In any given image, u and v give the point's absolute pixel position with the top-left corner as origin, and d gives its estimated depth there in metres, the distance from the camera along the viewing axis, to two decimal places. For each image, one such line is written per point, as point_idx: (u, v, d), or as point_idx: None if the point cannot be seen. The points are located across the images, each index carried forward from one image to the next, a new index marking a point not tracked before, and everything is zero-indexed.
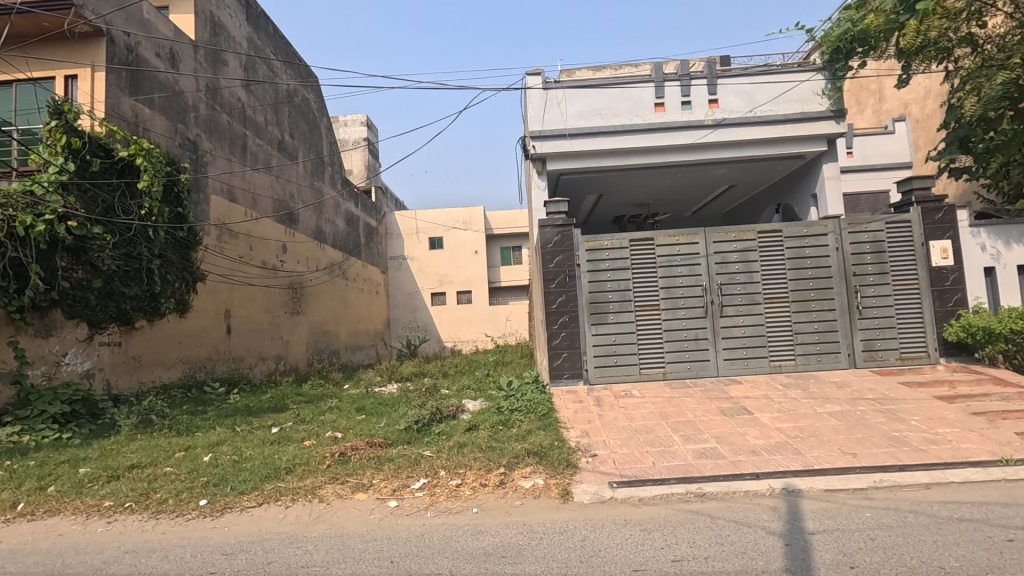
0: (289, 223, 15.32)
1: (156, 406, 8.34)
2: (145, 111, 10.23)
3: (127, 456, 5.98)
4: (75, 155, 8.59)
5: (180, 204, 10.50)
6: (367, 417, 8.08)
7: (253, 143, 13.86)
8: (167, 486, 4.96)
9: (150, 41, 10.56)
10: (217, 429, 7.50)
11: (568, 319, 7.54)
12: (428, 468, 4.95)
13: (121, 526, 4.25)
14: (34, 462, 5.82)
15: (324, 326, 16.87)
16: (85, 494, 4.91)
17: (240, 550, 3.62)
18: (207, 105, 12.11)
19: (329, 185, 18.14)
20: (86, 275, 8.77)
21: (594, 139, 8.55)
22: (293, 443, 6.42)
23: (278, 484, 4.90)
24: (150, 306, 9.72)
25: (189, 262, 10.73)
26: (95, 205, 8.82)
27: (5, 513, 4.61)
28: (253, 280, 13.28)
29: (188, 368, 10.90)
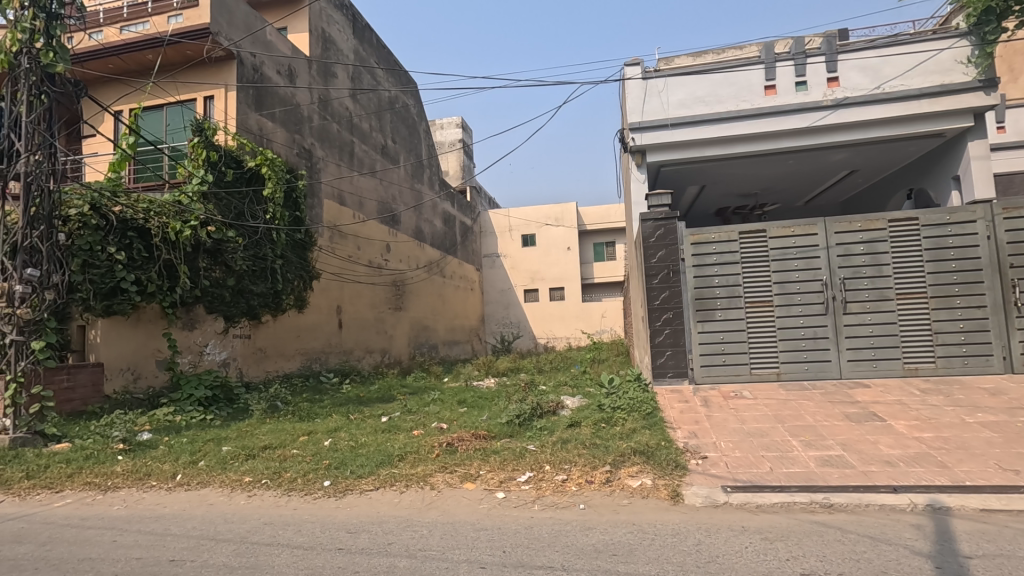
0: (392, 224, 16.16)
1: (281, 394, 9.16)
2: (268, 124, 11.24)
3: (259, 438, 6.61)
4: (213, 168, 9.65)
5: (298, 208, 11.46)
6: (468, 410, 8.35)
7: (360, 149, 14.76)
8: (296, 466, 5.43)
9: (272, 60, 11.56)
10: (333, 416, 8.10)
11: (671, 316, 7.28)
12: (533, 462, 5.02)
13: (260, 500, 4.71)
14: (186, 439, 6.62)
15: (424, 322, 17.62)
16: (228, 470, 5.50)
17: (363, 529, 3.87)
18: (320, 115, 13.07)
19: (428, 187, 18.88)
20: (222, 274, 9.77)
21: (697, 128, 8.18)
22: (402, 432, 6.76)
23: (392, 469, 5.20)
24: (274, 302, 10.73)
25: (306, 261, 11.68)
26: (229, 211, 9.85)
27: (167, 482, 5.30)
28: (360, 279, 14.18)
29: (306, 360, 11.89)
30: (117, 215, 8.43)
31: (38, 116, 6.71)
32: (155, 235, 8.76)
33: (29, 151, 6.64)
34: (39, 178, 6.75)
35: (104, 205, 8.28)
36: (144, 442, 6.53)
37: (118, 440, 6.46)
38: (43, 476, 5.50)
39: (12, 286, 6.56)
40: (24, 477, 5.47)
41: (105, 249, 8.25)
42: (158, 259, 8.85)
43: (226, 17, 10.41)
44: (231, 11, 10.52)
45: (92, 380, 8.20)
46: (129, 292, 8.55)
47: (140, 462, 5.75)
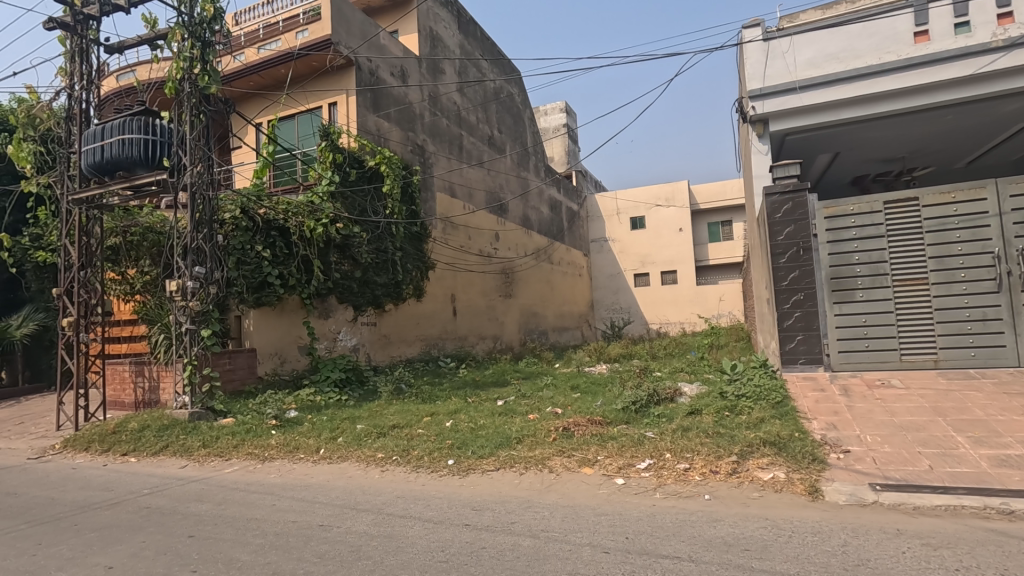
0: (501, 213, 16.49)
1: (404, 377, 9.82)
2: (384, 124, 11.95)
3: (389, 418, 7.12)
4: (339, 169, 10.45)
5: (414, 202, 12.11)
6: (582, 395, 8.35)
7: (468, 142, 15.20)
8: (422, 445, 5.77)
9: (386, 62, 12.21)
10: (453, 398, 8.50)
11: (802, 298, 6.70)
12: (652, 449, 4.88)
13: (392, 475, 5.09)
14: (326, 417, 7.31)
15: (533, 309, 17.87)
16: (363, 446, 5.99)
17: (487, 507, 4.02)
18: (430, 112, 13.62)
19: (534, 174, 18.99)
20: (350, 267, 10.64)
21: (829, 89, 7.38)
22: (518, 416, 6.93)
23: (511, 451, 5.35)
24: (395, 292, 11.51)
25: (422, 253, 12.35)
26: (354, 209, 10.66)
27: (313, 455, 5.90)
28: (472, 267, 14.68)
29: (425, 345, 12.62)
30: (262, 216, 9.42)
31: (198, 133, 7.69)
32: (293, 233, 9.71)
33: (193, 164, 7.62)
34: (201, 187, 7.74)
35: (252, 208, 9.27)
36: (291, 419, 7.32)
37: (271, 417, 7.31)
38: (216, 445, 6.37)
39: (184, 282, 7.60)
40: (201, 446, 6.39)
41: (254, 248, 9.23)
42: (297, 255, 9.81)
43: (345, 27, 11.16)
44: (349, 21, 11.26)
45: (248, 364, 9.18)
46: (274, 285, 9.48)
47: (290, 437, 6.46)
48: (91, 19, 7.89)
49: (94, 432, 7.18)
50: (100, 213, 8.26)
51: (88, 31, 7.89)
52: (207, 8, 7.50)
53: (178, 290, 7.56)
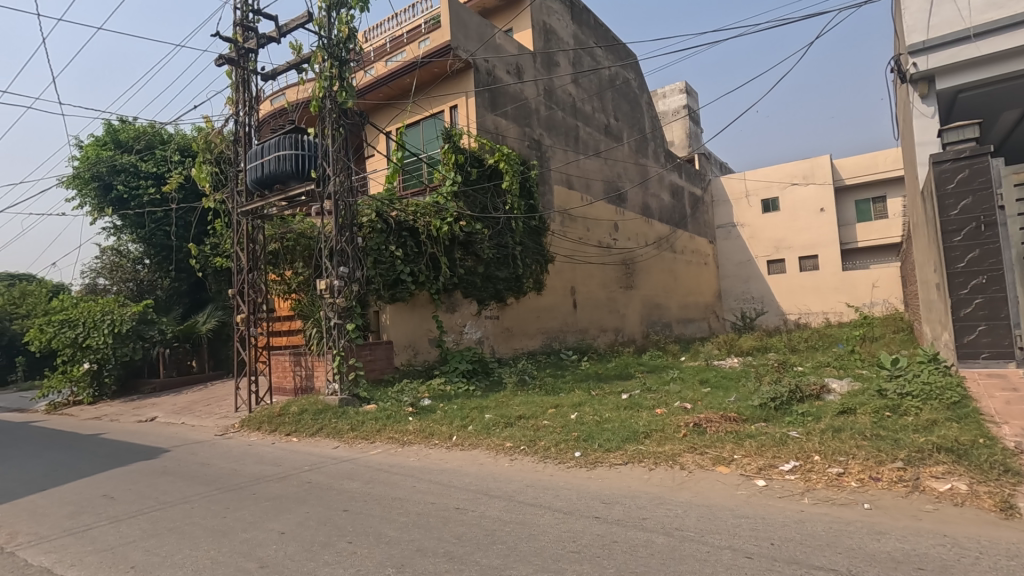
0: (619, 203, 16.14)
1: (528, 369, 10.04)
2: (502, 122, 12.24)
3: (515, 408, 7.31)
4: (461, 169, 10.92)
5: (532, 196, 12.29)
6: (712, 390, 7.92)
7: (584, 133, 15.07)
8: (549, 436, 5.84)
9: (502, 61, 12.47)
10: (576, 391, 8.50)
11: (984, 282, 5.73)
12: (798, 450, 4.49)
13: (521, 464, 5.22)
14: (457, 406, 7.69)
15: (656, 300, 17.27)
16: (492, 435, 6.21)
17: (617, 501, 3.96)
18: (546, 106, 13.71)
19: (653, 160, 18.32)
20: (473, 263, 11.08)
21: (1016, 32, 6.24)
22: (645, 410, 6.75)
23: (639, 446, 5.22)
24: (516, 286, 11.80)
25: (541, 246, 12.50)
26: (475, 206, 11.10)
27: (447, 441, 6.24)
28: (592, 259, 14.54)
29: (547, 338, 12.81)
30: (395, 218, 10.12)
31: (338, 145, 8.43)
32: (422, 233, 10.33)
33: (336, 174, 8.37)
34: (343, 195, 8.50)
35: (385, 211, 10.00)
36: (426, 407, 7.81)
37: (408, 404, 7.87)
38: (362, 429, 7.00)
39: (332, 281, 8.40)
40: (350, 429, 7.06)
41: (388, 248, 9.89)
42: (425, 253, 10.40)
43: (464, 31, 11.57)
44: (467, 24, 11.65)
45: (386, 355, 9.78)
46: (407, 282, 10.10)
47: (425, 423, 6.90)
48: (251, 53, 9.00)
49: (264, 414, 8.24)
50: (262, 223, 9.41)
51: (248, 63, 9.00)
52: (343, 29, 8.22)
53: (327, 289, 8.36)
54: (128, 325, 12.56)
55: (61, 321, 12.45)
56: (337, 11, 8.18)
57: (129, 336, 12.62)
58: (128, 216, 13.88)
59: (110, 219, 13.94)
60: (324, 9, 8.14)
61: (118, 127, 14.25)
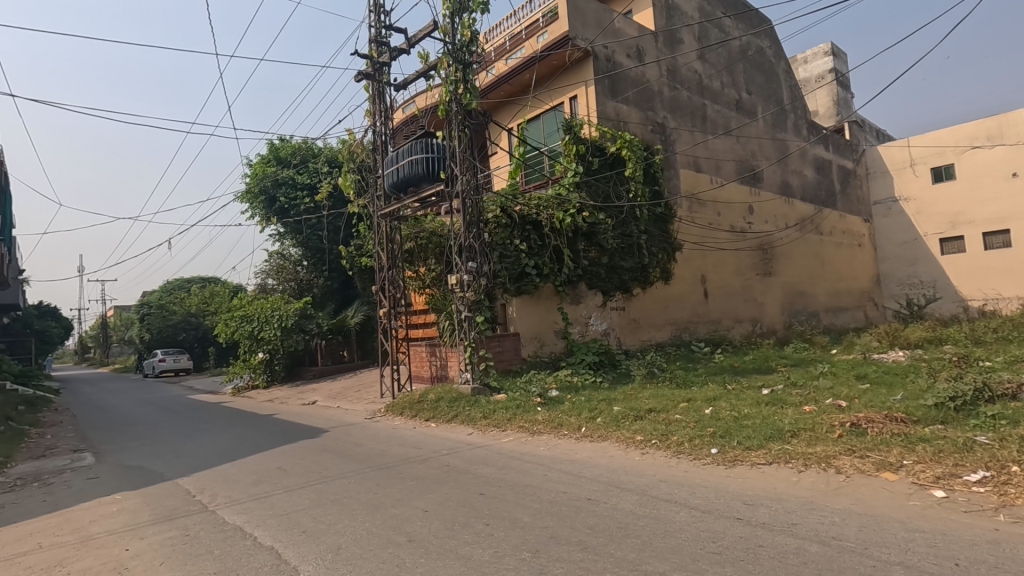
0: (754, 182, 14.97)
1: (657, 361, 9.73)
2: (623, 108, 11.94)
3: (644, 401, 7.12)
4: (582, 160, 10.86)
5: (657, 182, 11.86)
6: (872, 386, 7.07)
7: (713, 111, 14.16)
8: (682, 431, 5.60)
9: (622, 45, 12.12)
10: (710, 384, 8.08)
11: None
12: (988, 459, 3.85)
13: (653, 458, 5.07)
14: (584, 398, 7.67)
15: (800, 287, 15.77)
16: (622, 427, 6.13)
17: (761, 503, 3.69)
18: (670, 87, 13.11)
19: (793, 134, 16.67)
20: (597, 254, 10.93)
21: None
22: (790, 407, 6.22)
23: (785, 445, 4.82)
24: (642, 275, 11.49)
25: (668, 234, 12.04)
26: (598, 196, 10.97)
27: (576, 432, 6.28)
28: (724, 245, 13.64)
29: (676, 330, 12.31)
30: (519, 213, 10.31)
31: (465, 145, 8.77)
32: (546, 225, 10.39)
33: (463, 173, 8.74)
34: (470, 193, 8.84)
35: (509, 206, 10.20)
36: (553, 397, 7.90)
37: (536, 395, 8.01)
38: (494, 417, 7.28)
39: (461, 276, 8.87)
40: (483, 417, 7.38)
41: (513, 242, 10.10)
42: (549, 246, 10.47)
43: (581, 19, 11.44)
44: (584, 12, 11.48)
45: (513, 347, 10.05)
46: (532, 275, 10.20)
47: (554, 414, 6.99)
48: (385, 66, 9.71)
49: (406, 400, 8.90)
50: (399, 224, 10.13)
51: (383, 76, 9.72)
52: (466, 33, 8.57)
53: (458, 283, 8.85)
54: (293, 319, 14.30)
55: (241, 316, 14.47)
56: (460, 17, 8.53)
57: (293, 329, 14.34)
58: (289, 223, 15.78)
59: (275, 227, 15.91)
60: (448, 16, 8.51)
61: (279, 146, 16.16)
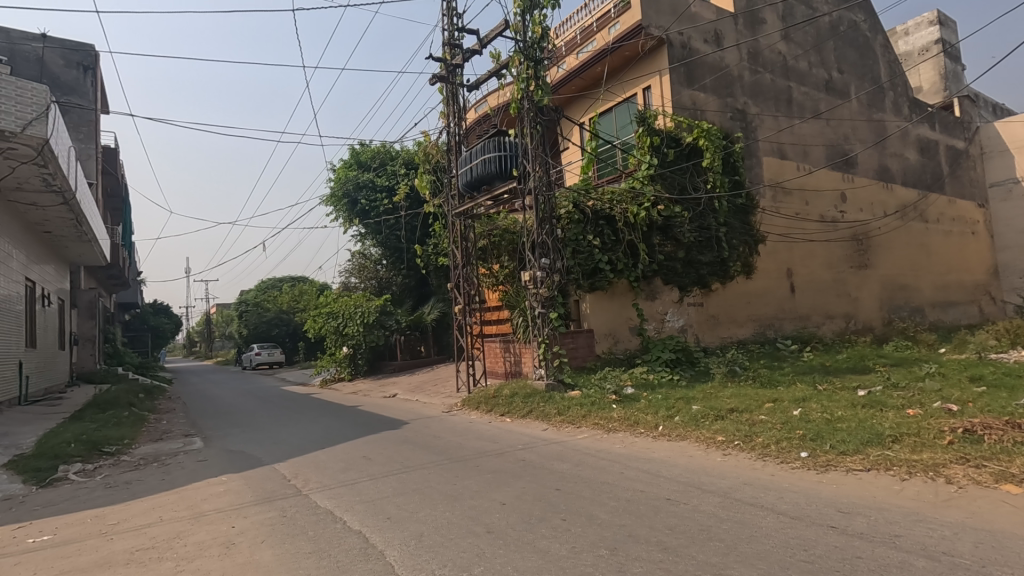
0: (847, 168, 13.93)
1: (738, 359, 9.33)
2: (700, 96, 11.50)
3: (725, 401, 6.84)
4: (657, 151, 10.57)
5: (737, 172, 11.34)
6: (989, 389, 6.39)
7: (799, 93, 13.30)
8: (768, 432, 5.34)
9: (699, 30, 11.64)
10: (798, 384, 7.64)
11: None
12: None
13: (736, 460, 4.87)
14: (661, 395, 7.49)
15: (901, 280, 14.50)
16: (702, 426, 5.93)
17: (859, 512, 3.44)
18: (751, 71, 12.47)
19: (893, 114, 15.32)
20: (673, 248, 10.61)
21: None
22: (889, 409, 5.76)
23: (885, 451, 4.46)
24: (722, 270, 11.06)
25: (749, 226, 11.51)
26: (674, 188, 10.64)
27: (653, 430, 6.16)
28: (813, 236, 12.80)
29: (759, 326, 11.73)
30: (591, 208, 10.17)
31: (537, 141, 8.78)
32: (619, 220, 10.20)
33: (535, 170, 8.75)
34: (542, 189, 8.84)
35: (582, 201, 10.09)
36: (629, 395, 7.78)
37: (611, 392, 7.92)
38: (568, 414, 7.27)
39: (535, 272, 8.90)
40: (557, 413, 7.40)
41: (586, 237, 10.00)
42: (623, 241, 10.26)
43: (655, 7, 11.11)
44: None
45: (588, 343, 9.91)
46: (605, 271, 10.07)
47: (630, 411, 6.88)
48: (458, 68, 9.91)
49: (482, 395, 9.08)
50: (473, 222, 10.33)
51: (456, 77, 9.93)
52: (537, 30, 8.59)
53: (531, 279, 8.90)
54: (374, 316, 14.98)
55: (328, 313, 15.34)
56: (531, 14, 8.56)
57: (374, 325, 15.05)
58: (369, 224, 16.51)
59: (358, 227, 16.71)
60: (519, 14, 8.55)
61: (360, 150, 16.94)
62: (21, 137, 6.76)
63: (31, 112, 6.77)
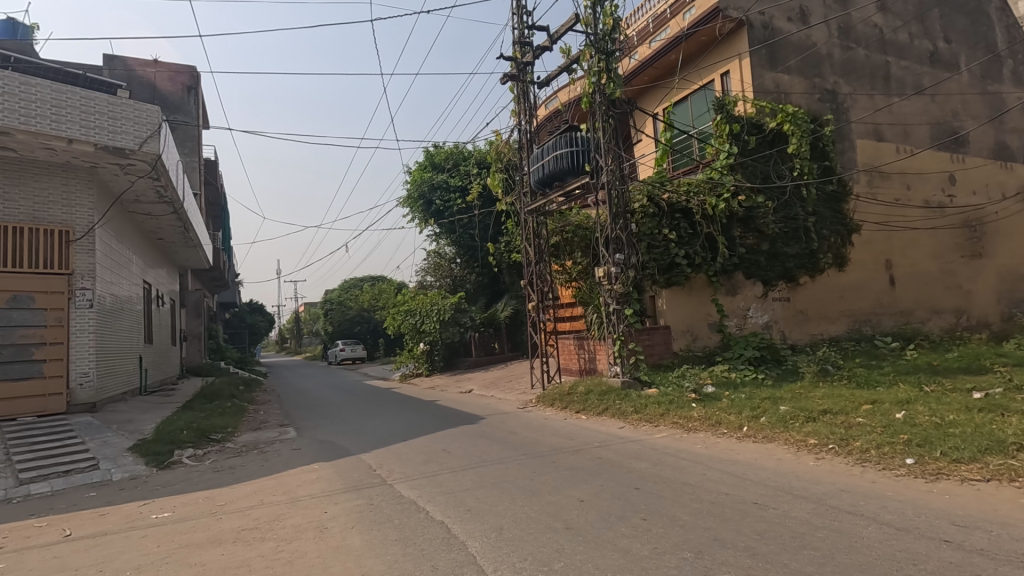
0: (956, 147, 12.63)
1: (830, 357, 8.74)
2: (785, 78, 10.85)
3: (816, 401, 6.42)
4: (736, 139, 10.09)
5: (827, 157, 10.59)
6: None
7: (898, 68, 12.21)
8: (867, 436, 4.95)
9: (782, 8, 10.97)
10: (901, 385, 7.03)
11: None
12: None
13: (830, 465, 4.56)
14: (745, 395, 7.15)
15: None
16: (791, 428, 5.60)
17: (977, 527, 3.13)
18: (842, 47, 11.61)
19: (1011, 84, 13.72)
20: (756, 240, 10.08)
21: None
22: (1012, 414, 5.18)
23: (1009, 461, 4.02)
24: (810, 262, 10.40)
25: (841, 215, 10.74)
26: (756, 177, 10.10)
27: (737, 431, 5.90)
28: (916, 223, 11.72)
29: (853, 322, 10.92)
30: (667, 201, 9.86)
31: (609, 134, 8.65)
32: (696, 213, 9.82)
33: (608, 164, 8.62)
34: (615, 183, 8.69)
35: (657, 194, 9.81)
36: (710, 393, 7.49)
37: (691, 390, 7.66)
38: (646, 412, 7.12)
39: (609, 268, 8.78)
40: (634, 411, 7.26)
41: (661, 231, 9.71)
42: (701, 234, 9.88)
43: None
44: None
45: (664, 340, 9.64)
46: (682, 265, 9.74)
47: (711, 410, 6.62)
48: (528, 65, 9.95)
49: (556, 392, 9.07)
50: (545, 219, 10.33)
51: (527, 75, 9.97)
52: (608, 22, 8.47)
53: (605, 275, 8.78)
54: (449, 313, 15.35)
55: (406, 310, 15.89)
56: (601, 5, 8.45)
57: (450, 322, 15.42)
58: (444, 224, 16.91)
59: (432, 227, 17.18)
60: (590, 6, 8.46)
61: (434, 152, 17.39)
62: (138, 154, 7.52)
63: (146, 132, 7.50)
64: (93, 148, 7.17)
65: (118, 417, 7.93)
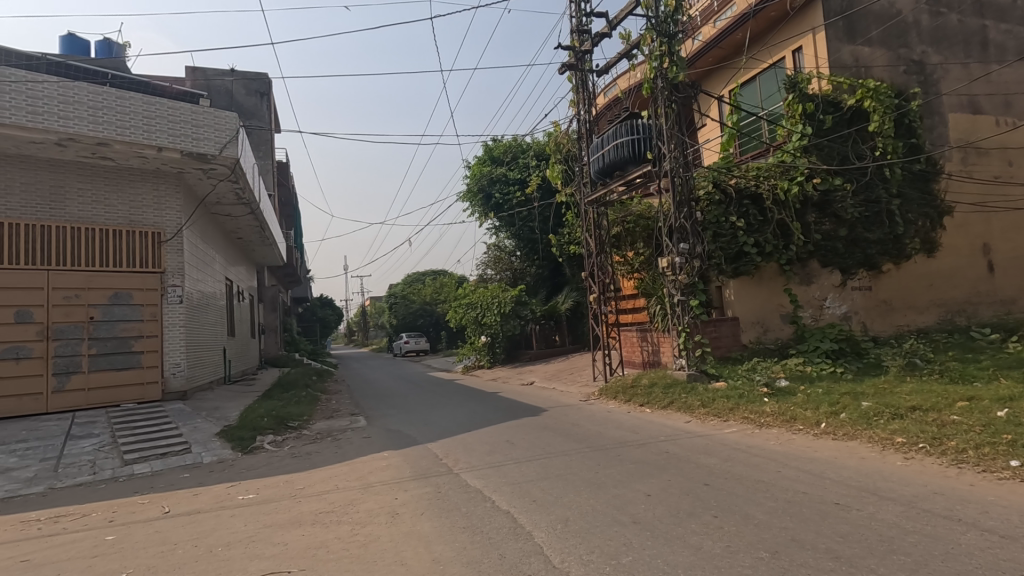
0: None
1: (918, 350, 8.13)
2: (865, 51, 10.12)
3: (903, 397, 5.97)
4: (810, 119, 9.51)
5: (914, 133, 9.80)
6: None
7: (998, 33, 11.09)
8: (963, 436, 4.56)
9: None
10: (1001, 380, 6.44)
11: None
12: None
13: (921, 465, 4.24)
14: (822, 390, 6.78)
15: None
16: (874, 426, 5.26)
17: None
18: (931, 14, 10.68)
19: None
20: (833, 226, 9.47)
21: None
22: None
23: None
24: (895, 248, 9.68)
25: (930, 196, 9.92)
26: (832, 158, 9.49)
27: (814, 428, 5.60)
28: (1019, 202, 10.64)
29: (944, 313, 10.10)
30: (734, 186, 9.46)
31: (672, 120, 8.38)
32: (766, 198, 9.35)
33: (671, 150, 8.35)
34: (679, 170, 8.41)
35: (723, 180, 9.43)
36: (783, 388, 7.15)
37: (762, 384, 7.35)
38: (713, 406, 6.90)
39: (673, 258, 8.52)
40: (701, 405, 7.04)
41: (728, 219, 9.33)
42: (771, 220, 9.40)
43: None
44: None
45: (732, 332, 9.29)
46: (751, 254, 9.32)
47: (785, 405, 6.33)
48: (586, 53, 9.78)
49: (619, 384, 8.95)
50: (606, 209, 10.17)
51: (585, 63, 9.82)
52: (669, 3, 8.19)
53: (669, 266, 8.53)
54: (510, 306, 15.51)
55: (467, 304, 16.13)
56: None
57: (510, 315, 15.60)
58: (503, 217, 17.03)
59: (492, 221, 17.32)
60: None
61: (492, 146, 17.49)
62: (218, 158, 8.03)
63: (225, 137, 7.98)
64: (180, 154, 7.73)
65: (206, 404, 8.54)
